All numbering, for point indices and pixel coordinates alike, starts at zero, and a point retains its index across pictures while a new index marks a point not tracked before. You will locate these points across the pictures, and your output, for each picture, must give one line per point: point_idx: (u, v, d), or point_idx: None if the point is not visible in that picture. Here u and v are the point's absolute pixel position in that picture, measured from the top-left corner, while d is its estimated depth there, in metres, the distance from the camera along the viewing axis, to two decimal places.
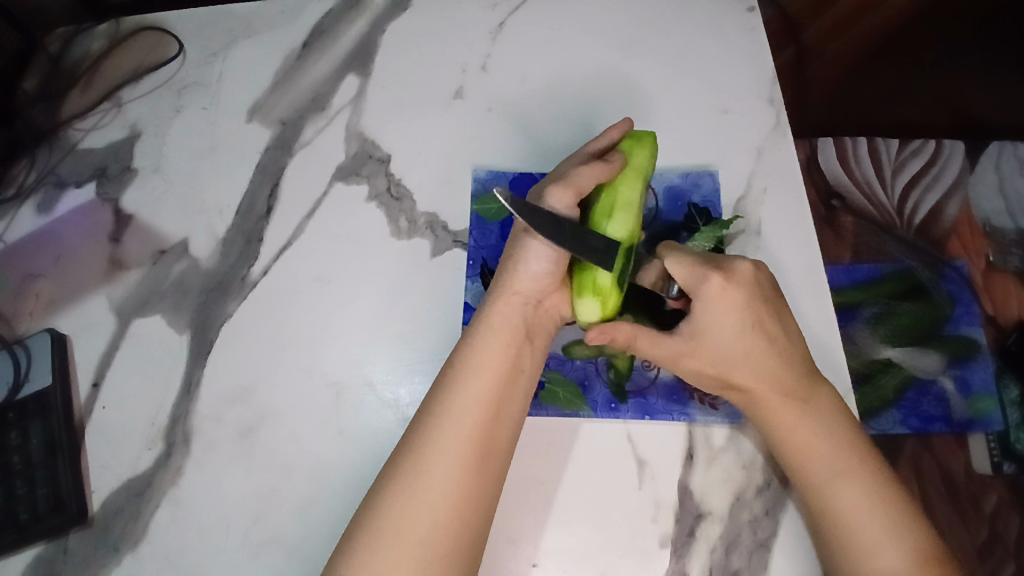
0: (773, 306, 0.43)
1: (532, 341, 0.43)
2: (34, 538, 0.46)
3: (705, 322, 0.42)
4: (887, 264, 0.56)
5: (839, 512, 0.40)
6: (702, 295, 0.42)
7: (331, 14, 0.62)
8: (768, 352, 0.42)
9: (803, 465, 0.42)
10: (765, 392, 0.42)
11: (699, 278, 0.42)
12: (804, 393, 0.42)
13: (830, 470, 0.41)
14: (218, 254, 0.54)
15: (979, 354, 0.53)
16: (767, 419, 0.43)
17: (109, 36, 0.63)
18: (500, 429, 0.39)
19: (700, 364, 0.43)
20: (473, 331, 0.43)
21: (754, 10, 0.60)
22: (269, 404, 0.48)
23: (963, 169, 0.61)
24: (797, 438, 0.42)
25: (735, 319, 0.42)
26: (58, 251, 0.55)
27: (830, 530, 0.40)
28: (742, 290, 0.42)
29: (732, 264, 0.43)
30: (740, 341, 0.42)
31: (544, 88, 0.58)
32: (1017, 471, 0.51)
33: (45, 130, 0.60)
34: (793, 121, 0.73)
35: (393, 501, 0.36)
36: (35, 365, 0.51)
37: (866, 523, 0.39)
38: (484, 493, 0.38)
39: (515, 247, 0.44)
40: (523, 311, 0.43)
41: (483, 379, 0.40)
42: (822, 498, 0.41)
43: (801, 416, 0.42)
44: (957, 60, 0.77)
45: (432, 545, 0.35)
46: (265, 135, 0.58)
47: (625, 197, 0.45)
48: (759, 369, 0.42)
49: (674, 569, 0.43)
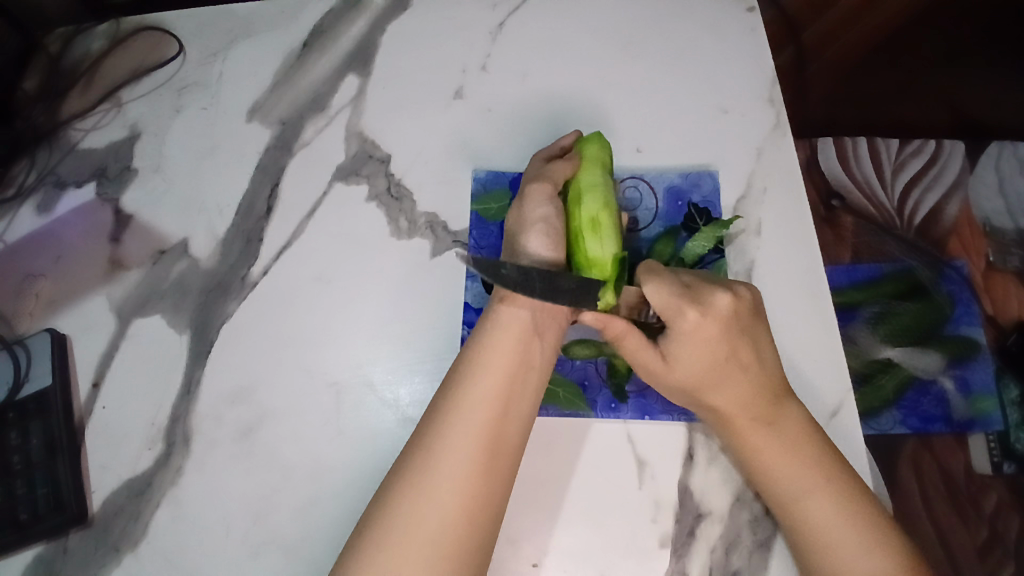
0: (747, 335, 0.43)
1: (541, 335, 0.43)
2: (34, 538, 0.46)
3: (679, 347, 0.42)
4: (887, 264, 0.56)
5: (812, 527, 0.40)
6: (676, 325, 0.42)
7: (331, 14, 0.62)
8: (739, 379, 0.42)
9: (772, 482, 0.41)
10: (734, 413, 0.42)
11: (674, 309, 0.41)
12: (772, 414, 0.42)
13: (796, 489, 0.41)
14: (218, 254, 0.54)
15: (979, 354, 0.53)
16: (736, 440, 0.43)
17: (109, 36, 0.63)
18: (510, 426, 0.39)
19: (671, 382, 0.43)
20: (483, 329, 0.42)
21: (754, 10, 0.60)
22: (269, 404, 0.48)
23: (963, 169, 0.61)
24: (764, 459, 0.42)
25: (705, 352, 0.42)
26: (58, 251, 0.55)
27: (803, 544, 0.40)
28: (717, 324, 0.41)
29: (710, 296, 0.42)
30: (711, 366, 0.42)
31: (544, 88, 0.58)
32: (1017, 471, 0.51)
33: (45, 130, 0.60)
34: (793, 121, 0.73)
35: (402, 498, 0.36)
36: (35, 366, 0.51)
37: (837, 535, 0.39)
38: (492, 491, 0.38)
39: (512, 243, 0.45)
40: (532, 305, 0.42)
41: (491, 378, 0.40)
42: (794, 516, 0.41)
43: (770, 437, 0.42)
44: (957, 60, 0.77)
45: (442, 543, 0.35)
46: (265, 135, 0.58)
47: (589, 183, 0.46)
48: (729, 392, 0.42)
49: (674, 569, 0.43)
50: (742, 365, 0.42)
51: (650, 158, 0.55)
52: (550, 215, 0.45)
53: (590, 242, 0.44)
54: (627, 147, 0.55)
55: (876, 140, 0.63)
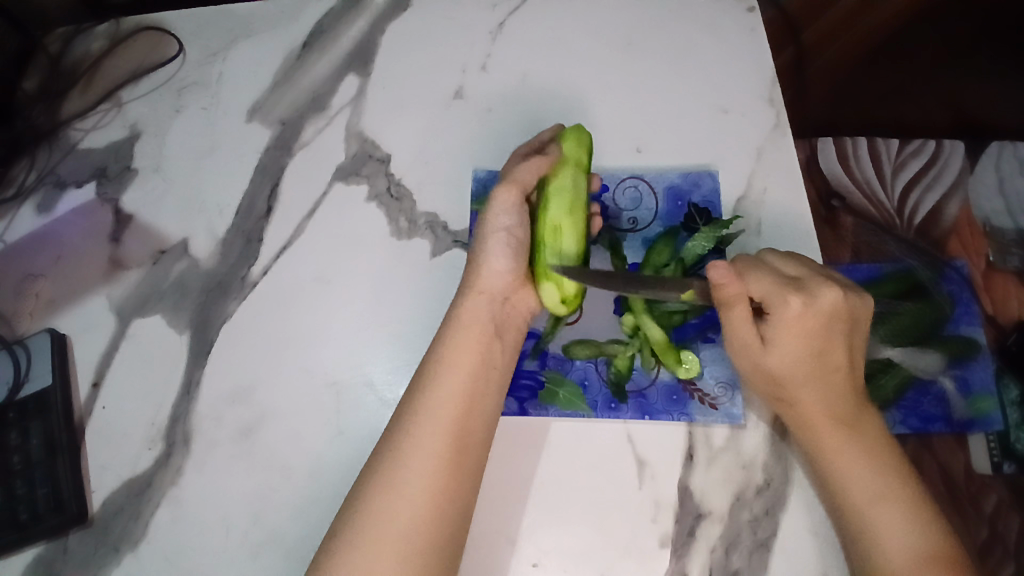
0: (844, 336, 0.42)
1: (501, 337, 0.44)
2: (34, 538, 0.46)
3: (777, 336, 0.42)
4: (887, 264, 0.56)
5: (877, 529, 0.39)
6: (777, 311, 0.42)
7: (332, 14, 0.62)
8: (825, 377, 0.42)
9: (844, 485, 0.41)
10: (813, 409, 0.43)
11: (777, 296, 0.42)
12: (853, 419, 0.42)
13: (869, 494, 0.40)
14: (218, 254, 0.54)
15: (979, 354, 0.53)
16: (812, 441, 0.43)
17: (109, 36, 0.63)
18: (476, 423, 0.40)
19: (761, 368, 0.44)
20: (445, 328, 0.43)
21: (754, 9, 0.60)
22: (269, 404, 0.48)
23: (963, 169, 0.61)
24: (837, 459, 0.41)
25: (801, 344, 0.42)
26: (58, 251, 0.55)
27: (867, 552, 0.39)
28: (820, 318, 0.41)
29: (817, 288, 0.42)
30: (802, 359, 0.42)
31: (543, 88, 0.58)
32: (1017, 471, 0.50)
33: (45, 130, 0.60)
34: (794, 120, 0.73)
35: (372, 495, 0.36)
36: (35, 366, 0.51)
37: (899, 538, 0.39)
38: (462, 486, 0.38)
39: (475, 250, 0.47)
40: (491, 308, 0.44)
41: (455, 374, 0.40)
42: (862, 521, 0.40)
43: (848, 440, 0.41)
44: (957, 59, 0.77)
45: (412, 538, 0.35)
46: (265, 135, 0.58)
47: (557, 185, 0.46)
48: (815, 389, 0.42)
49: (674, 569, 0.43)
50: (833, 362, 0.42)
51: (650, 158, 0.55)
52: (510, 225, 0.46)
53: (551, 247, 0.46)
54: (627, 146, 0.55)
55: (876, 140, 0.63)
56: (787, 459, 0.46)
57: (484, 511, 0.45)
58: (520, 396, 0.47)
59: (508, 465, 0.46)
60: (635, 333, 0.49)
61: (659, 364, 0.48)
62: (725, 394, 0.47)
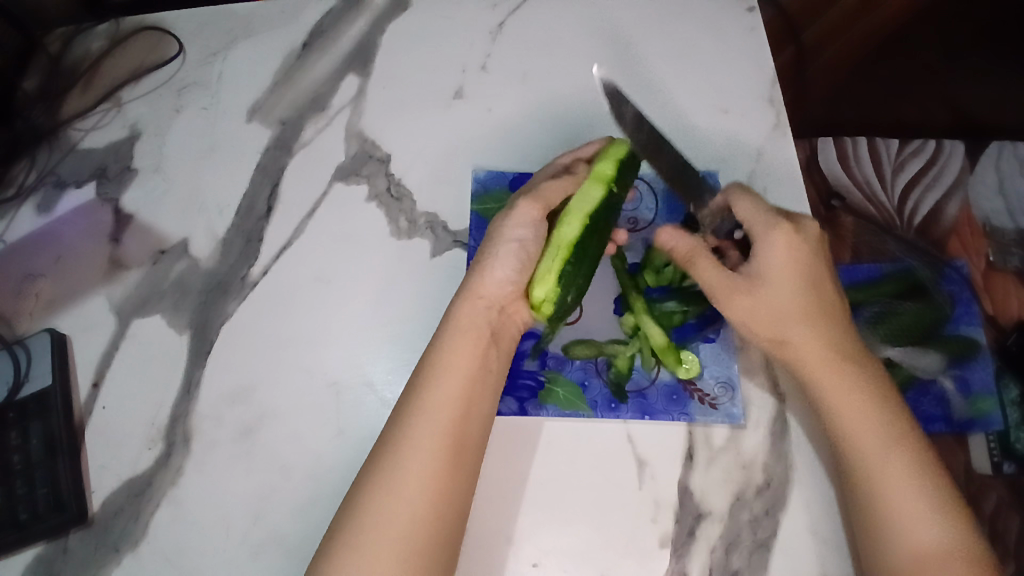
0: (830, 269, 0.45)
1: (497, 343, 0.44)
2: (33, 539, 0.46)
3: (769, 269, 0.44)
4: (887, 264, 0.56)
5: (876, 463, 0.40)
6: (765, 244, 0.45)
7: (332, 14, 0.62)
8: (825, 310, 0.44)
9: (852, 427, 0.41)
10: (813, 345, 0.43)
11: (766, 224, 0.45)
12: (858, 356, 0.43)
13: (879, 434, 0.40)
14: (218, 254, 0.54)
15: (979, 354, 0.53)
16: (817, 381, 0.43)
17: (109, 36, 0.63)
18: (473, 423, 0.40)
19: (756, 306, 0.44)
20: (441, 331, 0.43)
21: (754, 10, 0.60)
22: (270, 404, 0.48)
23: (963, 169, 0.61)
24: (839, 398, 0.42)
25: (797, 275, 0.44)
26: (58, 252, 0.55)
27: (875, 495, 0.39)
28: (807, 245, 0.45)
29: (800, 221, 0.46)
30: (796, 292, 0.44)
31: (544, 88, 0.58)
32: (1017, 471, 0.50)
33: (45, 130, 0.60)
34: (794, 121, 0.73)
35: (372, 499, 0.36)
36: (35, 366, 0.51)
37: (896, 467, 0.39)
38: (460, 486, 0.38)
39: (482, 254, 0.46)
40: (488, 315, 0.44)
41: (454, 377, 0.40)
42: (872, 461, 0.40)
43: (854, 378, 0.42)
44: (956, 60, 0.77)
45: (413, 536, 0.35)
46: (265, 135, 0.58)
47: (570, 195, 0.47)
48: (816, 331, 0.43)
49: (674, 569, 0.43)
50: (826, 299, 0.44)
51: None
52: (524, 238, 0.46)
53: (545, 255, 0.45)
54: None
55: (876, 140, 0.63)
56: (787, 459, 0.46)
57: (483, 511, 0.44)
58: (520, 396, 0.47)
59: (507, 465, 0.46)
60: (635, 333, 0.49)
61: (659, 364, 0.48)
62: (725, 394, 0.47)
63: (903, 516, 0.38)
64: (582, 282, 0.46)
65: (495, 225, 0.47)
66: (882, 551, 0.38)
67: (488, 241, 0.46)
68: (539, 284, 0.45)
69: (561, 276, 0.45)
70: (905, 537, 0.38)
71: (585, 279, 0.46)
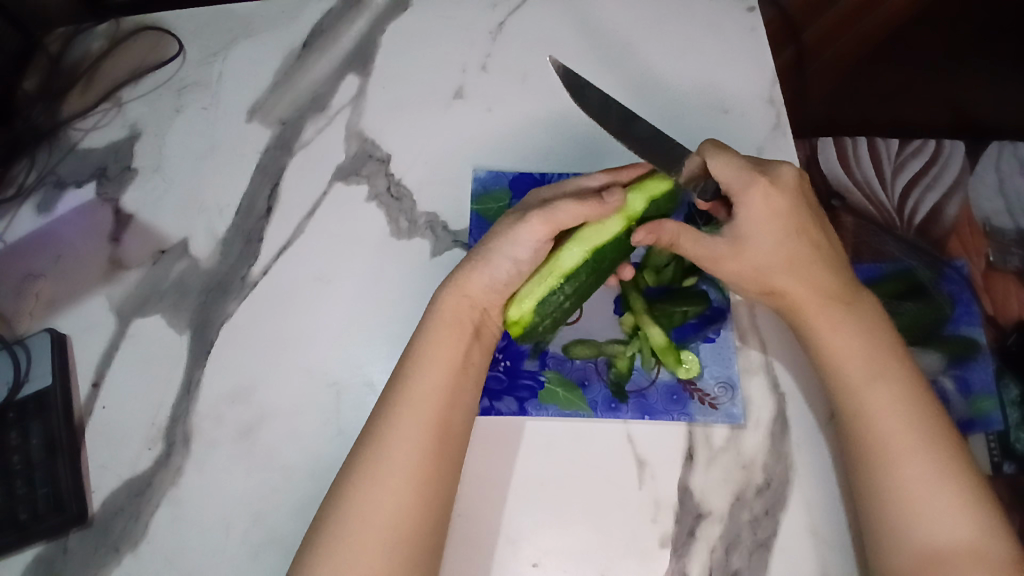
0: (815, 216, 0.44)
1: (480, 338, 0.43)
2: (33, 538, 0.46)
3: (750, 228, 0.43)
4: (887, 264, 0.56)
5: (865, 408, 0.40)
6: (744, 200, 0.43)
7: (332, 14, 0.62)
8: (811, 255, 0.44)
9: (839, 368, 0.41)
10: (806, 300, 0.43)
11: (744, 181, 0.43)
12: (847, 298, 0.43)
13: (864, 373, 0.41)
14: (218, 254, 0.54)
15: (979, 354, 0.53)
16: (807, 326, 0.43)
17: (109, 36, 0.63)
18: (457, 412, 0.40)
19: (742, 265, 0.44)
20: (427, 322, 0.43)
21: (754, 10, 0.60)
22: (270, 404, 0.48)
23: (963, 169, 0.61)
24: (836, 355, 0.42)
25: (778, 224, 0.43)
26: (58, 251, 0.55)
27: (862, 436, 0.40)
28: (787, 194, 0.43)
29: (775, 170, 0.44)
30: (781, 245, 0.43)
31: (543, 88, 0.58)
32: (1017, 471, 0.50)
33: (45, 130, 0.60)
34: (794, 121, 0.73)
35: (357, 490, 0.36)
36: (35, 366, 0.51)
37: (881, 404, 0.39)
38: (444, 475, 0.38)
39: (477, 254, 0.44)
40: (473, 314, 0.43)
41: (437, 367, 0.40)
42: (857, 400, 0.40)
43: (841, 320, 0.42)
44: (955, 61, 0.77)
45: (400, 525, 0.36)
46: (265, 135, 0.58)
47: (589, 220, 0.44)
48: (802, 277, 0.43)
49: (674, 569, 0.43)
50: (818, 252, 0.44)
51: None
52: (520, 259, 0.43)
53: (537, 280, 0.44)
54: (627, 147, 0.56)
55: (876, 140, 0.63)
56: (786, 459, 0.46)
57: (483, 511, 0.44)
58: (520, 396, 0.47)
59: (506, 464, 0.46)
60: (635, 333, 0.49)
61: (659, 364, 0.48)
62: (725, 394, 0.47)
63: (901, 471, 0.38)
64: (559, 316, 0.44)
65: (502, 228, 0.44)
66: (874, 492, 0.38)
67: (489, 244, 0.44)
68: (520, 305, 0.43)
69: (541, 304, 0.43)
70: (891, 474, 0.38)
71: (562, 314, 0.44)
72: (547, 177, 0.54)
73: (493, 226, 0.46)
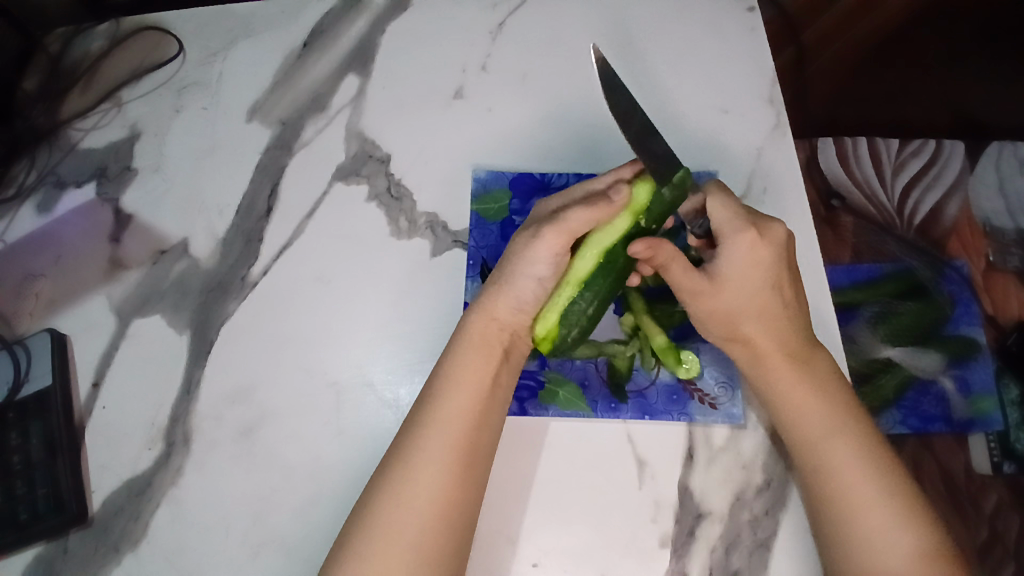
0: (795, 275, 0.44)
1: (509, 360, 0.43)
2: (33, 538, 0.46)
3: (731, 272, 0.43)
4: (887, 264, 0.56)
5: (833, 459, 0.39)
6: (728, 245, 0.43)
7: (331, 14, 0.62)
8: (782, 312, 0.43)
9: (803, 418, 0.41)
10: (770, 351, 0.43)
11: (731, 226, 0.43)
12: (805, 355, 0.43)
13: (828, 425, 0.40)
14: (218, 254, 0.54)
15: (979, 354, 0.53)
16: (767, 379, 0.43)
17: (109, 36, 0.63)
18: (484, 435, 0.39)
19: (714, 306, 0.43)
20: (454, 345, 0.43)
21: (754, 10, 0.60)
22: (270, 404, 0.48)
23: (963, 168, 0.61)
24: (802, 409, 0.41)
25: (758, 275, 0.42)
26: (58, 251, 0.55)
27: (828, 484, 0.39)
28: (772, 249, 0.42)
29: (767, 225, 0.43)
30: (757, 295, 0.43)
31: (543, 88, 0.58)
32: (1017, 471, 0.50)
33: (45, 130, 0.60)
34: (794, 122, 0.74)
35: (382, 512, 0.36)
36: (35, 366, 0.51)
37: (847, 457, 0.39)
38: (468, 498, 0.38)
39: (500, 272, 0.44)
40: (502, 338, 0.43)
41: (464, 390, 0.40)
42: (824, 451, 0.40)
43: (805, 372, 0.42)
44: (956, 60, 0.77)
45: (420, 547, 0.35)
46: (266, 135, 0.58)
47: (598, 224, 0.43)
48: (767, 328, 0.43)
49: (674, 569, 0.43)
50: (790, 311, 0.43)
51: None
52: (544, 277, 0.43)
53: (557, 293, 0.43)
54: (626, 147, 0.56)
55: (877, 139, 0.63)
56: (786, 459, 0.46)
57: (484, 511, 0.44)
58: (520, 396, 0.47)
59: (507, 466, 0.46)
60: (635, 333, 0.49)
61: (659, 364, 0.48)
62: (725, 395, 0.47)
63: (869, 522, 0.37)
64: (588, 325, 0.44)
65: (519, 247, 0.44)
66: (839, 540, 0.38)
67: (510, 266, 0.44)
68: (546, 320, 0.43)
69: (563, 317, 0.43)
70: (861, 525, 0.37)
71: (591, 321, 0.43)
72: (547, 178, 0.54)
73: (510, 244, 0.46)
